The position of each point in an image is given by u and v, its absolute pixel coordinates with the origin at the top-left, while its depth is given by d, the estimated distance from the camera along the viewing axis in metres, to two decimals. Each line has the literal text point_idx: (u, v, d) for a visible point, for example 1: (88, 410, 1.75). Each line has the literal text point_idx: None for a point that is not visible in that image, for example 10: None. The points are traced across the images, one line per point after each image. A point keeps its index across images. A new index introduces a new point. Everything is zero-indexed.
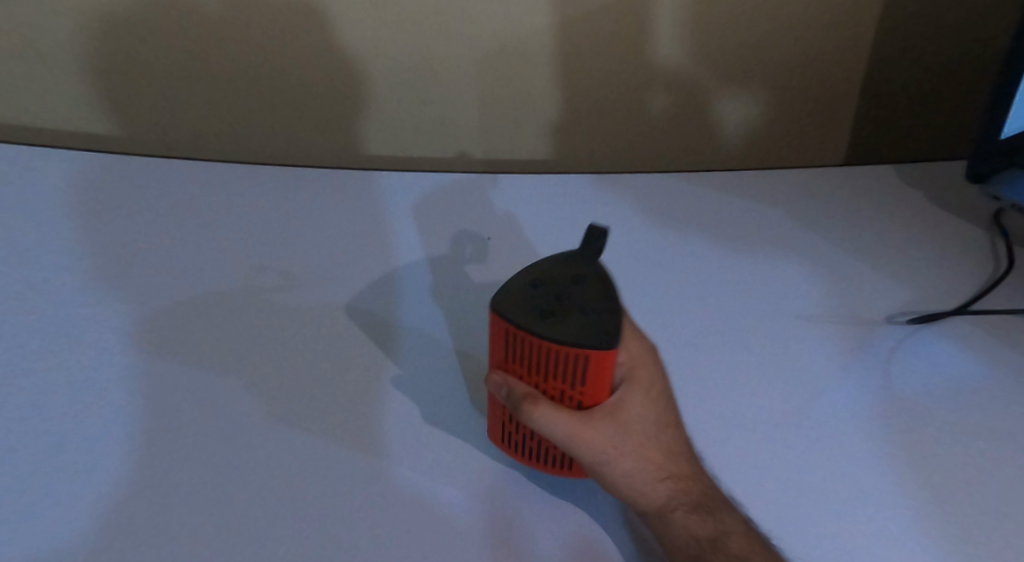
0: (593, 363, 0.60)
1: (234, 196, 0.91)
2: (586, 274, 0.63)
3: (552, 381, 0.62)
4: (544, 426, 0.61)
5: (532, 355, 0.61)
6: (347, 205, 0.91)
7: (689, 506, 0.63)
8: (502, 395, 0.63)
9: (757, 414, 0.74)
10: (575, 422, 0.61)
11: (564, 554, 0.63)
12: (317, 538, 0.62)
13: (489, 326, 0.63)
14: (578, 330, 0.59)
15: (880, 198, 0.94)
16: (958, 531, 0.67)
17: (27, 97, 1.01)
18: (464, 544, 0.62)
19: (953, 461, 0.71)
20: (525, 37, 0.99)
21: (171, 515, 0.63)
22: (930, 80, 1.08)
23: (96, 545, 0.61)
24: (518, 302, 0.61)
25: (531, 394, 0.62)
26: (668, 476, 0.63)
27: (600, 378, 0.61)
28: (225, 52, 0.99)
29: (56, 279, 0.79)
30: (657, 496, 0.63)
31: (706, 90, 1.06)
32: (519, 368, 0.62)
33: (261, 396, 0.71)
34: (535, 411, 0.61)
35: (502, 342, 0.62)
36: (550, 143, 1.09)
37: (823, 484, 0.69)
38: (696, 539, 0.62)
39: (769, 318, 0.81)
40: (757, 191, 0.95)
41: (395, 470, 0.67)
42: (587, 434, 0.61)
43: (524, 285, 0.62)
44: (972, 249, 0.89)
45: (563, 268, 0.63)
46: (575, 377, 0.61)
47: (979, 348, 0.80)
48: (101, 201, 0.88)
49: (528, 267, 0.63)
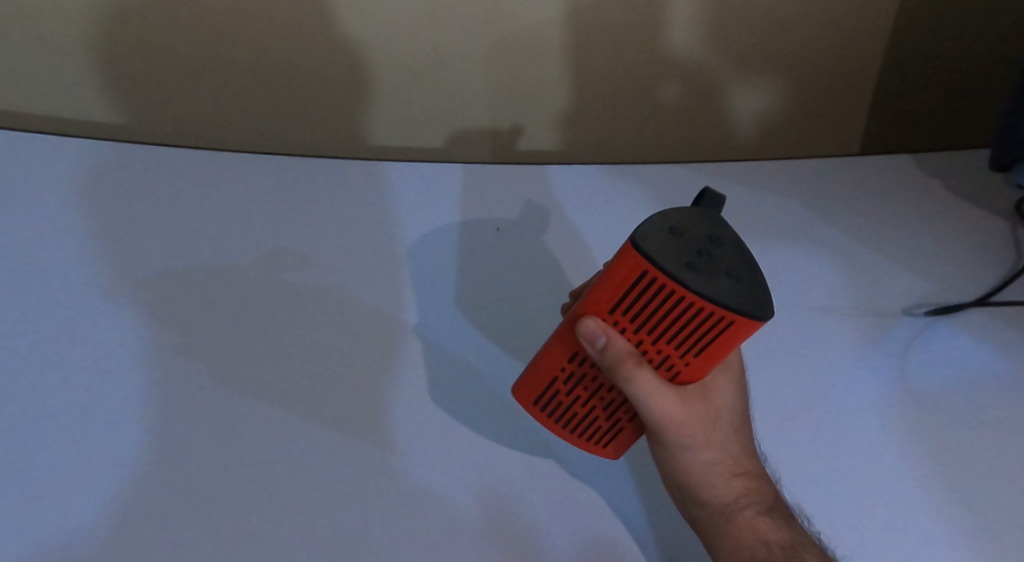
0: (729, 330, 0.59)
1: (237, 169, 0.87)
2: (724, 236, 0.60)
3: (664, 344, 0.62)
4: (643, 394, 0.62)
5: (662, 307, 0.60)
6: (354, 182, 0.88)
7: (759, 506, 0.66)
8: (596, 347, 0.62)
9: (773, 407, 0.73)
10: (673, 399, 0.63)
11: (569, 544, 0.66)
12: (328, 530, 0.65)
13: (619, 263, 0.60)
14: (728, 292, 0.58)
15: (898, 187, 0.92)
16: (970, 531, 0.67)
17: (35, 87, 1.01)
18: (470, 537, 0.66)
19: (970, 460, 0.70)
20: (534, 27, 0.98)
21: (184, 507, 0.64)
22: (952, 67, 1.05)
23: (112, 536, 0.63)
24: (661, 247, 0.59)
25: (636, 355, 0.61)
26: (743, 472, 0.67)
27: (718, 351, 0.61)
28: (234, 45, 0.99)
29: (51, 262, 0.76)
30: (730, 491, 0.66)
31: (719, 81, 1.05)
32: (627, 323, 0.62)
33: (270, 385, 0.71)
34: (638, 376, 0.61)
35: (626, 288, 0.60)
36: (560, 133, 1.09)
37: (837, 481, 0.69)
38: (765, 538, 0.65)
39: (785, 308, 0.80)
40: (775, 178, 0.93)
41: (403, 461, 0.69)
42: (681, 416, 0.64)
43: (665, 229, 0.59)
44: (993, 239, 0.87)
45: (704, 221, 0.60)
46: (693, 344, 0.61)
47: (999, 341, 0.78)
48: (95, 177, 0.83)
49: (660, 213, 0.60)
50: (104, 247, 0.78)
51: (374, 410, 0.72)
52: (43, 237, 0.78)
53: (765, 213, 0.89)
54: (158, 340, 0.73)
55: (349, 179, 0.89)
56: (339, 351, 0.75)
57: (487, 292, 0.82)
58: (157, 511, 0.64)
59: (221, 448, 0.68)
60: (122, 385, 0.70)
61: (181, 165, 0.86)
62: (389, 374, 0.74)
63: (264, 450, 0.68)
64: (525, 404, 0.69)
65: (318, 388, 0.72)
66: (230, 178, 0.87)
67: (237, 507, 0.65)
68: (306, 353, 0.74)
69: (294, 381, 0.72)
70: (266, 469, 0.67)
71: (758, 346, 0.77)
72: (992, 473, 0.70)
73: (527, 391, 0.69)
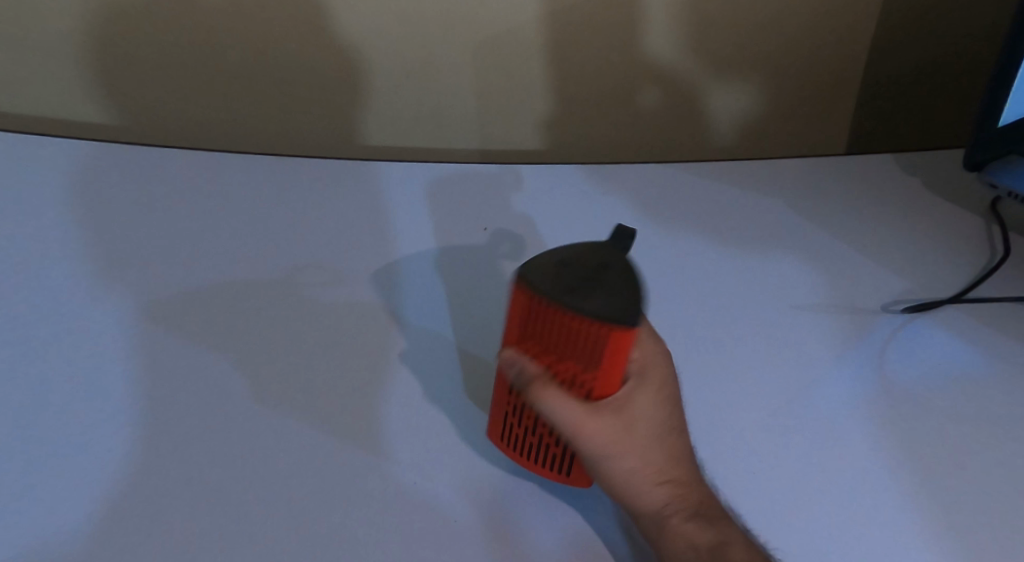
0: (611, 344, 0.56)
1: (232, 182, 0.90)
2: (620, 263, 0.58)
3: (565, 363, 0.58)
4: (551, 410, 0.58)
5: (549, 328, 0.57)
6: (344, 195, 0.90)
7: (687, 512, 0.60)
8: (511, 371, 0.60)
9: (751, 404, 0.72)
10: (581, 414, 0.58)
11: (560, 550, 0.62)
12: (306, 540, 0.61)
13: (512, 296, 0.59)
14: (603, 305, 0.55)
15: (876, 190, 0.94)
16: (952, 531, 0.64)
17: (26, 89, 1.02)
18: (453, 542, 0.62)
19: (956, 450, 0.69)
20: (515, 28, 0.99)
21: (160, 508, 0.62)
22: (927, 69, 1.07)
23: (82, 542, 0.60)
24: (542, 274, 0.57)
25: (543, 377, 0.58)
26: (667, 480, 0.61)
27: (619, 362, 0.57)
28: (221, 46, 1.00)
29: (50, 269, 0.78)
30: (655, 499, 0.60)
31: (699, 83, 1.06)
32: (534, 345, 0.59)
33: (251, 387, 0.70)
34: (545, 394, 0.58)
35: (523, 316, 0.58)
36: (545, 134, 1.09)
37: (816, 476, 0.67)
38: (695, 546, 0.59)
39: (767, 308, 0.80)
40: (753, 182, 0.96)
41: (388, 463, 0.66)
42: (589, 427, 0.58)
43: (555, 258, 0.58)
44: (966, 237, 0.88)
45: (599, 251, 0.58)
46: (589, 359, 0.57)
47: (979, 337, 0.78)
48: (97, 191, 0.87)
49: (556, 248, 0.59)
50: (97, 258, 0.80)
51: (365, 406, 0.70)
52: (40, 250, 0.80)
53: (742, 218, 0.90)
54: (149, 343, 0.73)
55: (342, 191, 0.90)
56: (328, 350, 0.74)
57: (475, 291, 0.81)
58: (140, 512, 0.62)
59: (203, 446, 0.66)
60: (113, 386, 0.69)
61: (181, 180, 0.90)
62: (383, 371, 0.72)
63: (251, 449, 0.66)
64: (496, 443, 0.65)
65: (308, 388, 0.70)
66: (227, 186, 0.90)
67: (214, 507, 0.62)
68: (293, 353, 0.73)
69: (284, 381, 0.71)
70: (257, 469, 0.65)
71: (738, 344, 0.77)
72: (981, 463, 0.68)
73: (495, 429, 0.65)
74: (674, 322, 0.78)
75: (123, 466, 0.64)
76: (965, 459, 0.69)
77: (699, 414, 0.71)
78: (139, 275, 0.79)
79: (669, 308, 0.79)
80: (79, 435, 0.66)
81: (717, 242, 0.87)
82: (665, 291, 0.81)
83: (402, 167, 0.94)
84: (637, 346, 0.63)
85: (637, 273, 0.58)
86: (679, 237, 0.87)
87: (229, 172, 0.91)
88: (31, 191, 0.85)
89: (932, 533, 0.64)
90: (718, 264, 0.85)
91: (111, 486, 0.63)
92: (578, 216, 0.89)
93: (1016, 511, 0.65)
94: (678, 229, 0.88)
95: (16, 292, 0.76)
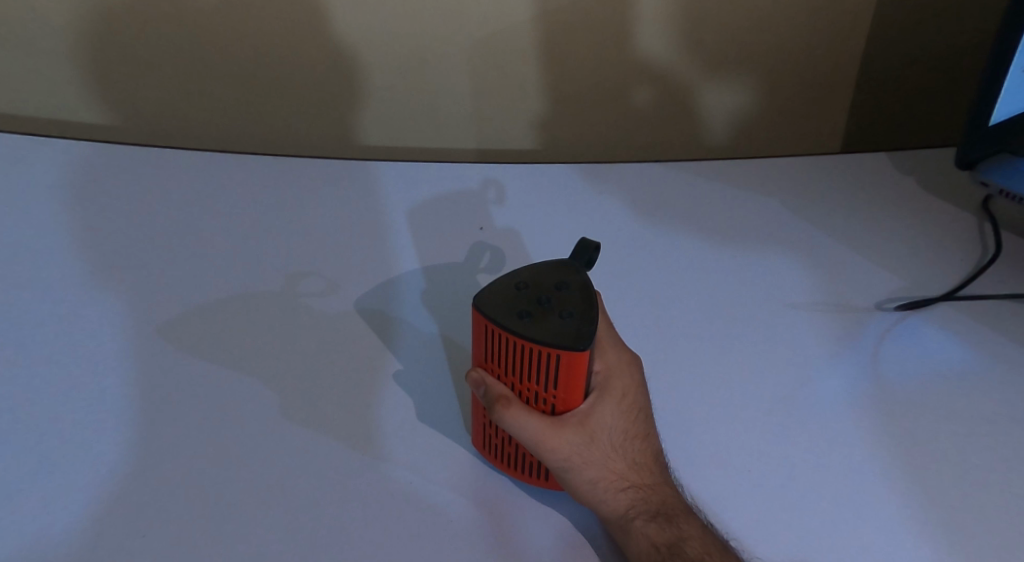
0: (566, 364, 0.58)
1: (229, 185, 0.91)
2: (570, 283, 0.62)
3: (526, 383, 0.60)
4: (515, 428, 0.60)
5: (508, 353, 0.60)
6: (340, 198, 0.91)
7: (648, 514, 0.60)
8: (478, 393, 0.62)
9: (744, 401, 0.72)
10: (544, 427, 0.60)
11: (554, 548, 0.61)
12: (300, 540, 0.60)
13: (473, 324, 0.62)
14: (554, 329, 0.58)
15: (869, 190, 0.95)
16: (953, 531, 0.63)
17: (25, 91, 1.03)
18: (447, 540, 0.61)
19: (953, 450, 0.69)
20: (510, 27, 0.99)
21: (155, 506, 0.62)
22: (919, 68, 1.08)
23: (77, 540, 0.59)
24: (500, 303, 0.60)
25: (505, 396, 0.60)
26: (629, 485, 0.61)
27: (577, 379, 0.59)
28: (215, 46, 1.00)
29: (48, 272, 0.78)
30: (618, 502, 0.61)
31: (693, 83, 1.06)
32: (498, 368, 0.61)
33: (246, 387, 0.70)
34: (507, 412, 0.60)
35: (483, 340, 0.61)
36: (539, 134, 1.10)
37: (812, 474, 0.67)
38: (656, 547, 0.59)
39: (760, 307, 0.80)
40: (746, 182, 0.96)
41: (381, 463, 0.65)
42: (552, 440, 0.60)
43: (507, 285, 0.62)
44: (959, 236, 0.89)
45: (551, 272, 0.62)
46: (548, 380, 0.59)
47: (972, 335, 0.78)
48: (95, 195, 0.87)
49: (514, 272, 0.63)
50: (95, 260, 0.80)
51: (361, 404, 0.69)
52: (42, 254, 0.80)
53: (735, 218, 0.91)
54: (146, 344, 0.73)
55: (339, 194, 0.91)
56: (323, 348, 0.74)
57: (469, 291, 0.81)
58: (134, 512, 0.61)
59: (200, 444, 0.65)
60: (110, 386, 0.69)
61: (177, 183, 0.90)
62: (379, 370, 0.72)
63: (250, 449, 0.66)
64: (481, 452, 0.66)
65: (301, 389, 0.70)
66: (223, 190, 0.90)
67: (209, 506, 0.62)
68: (288, 353, 0.73)
69: (280, 380, 0.71)
70: (255, 467, 0.64)
71: (733, 342, 0.77)
72: (977, 464, 0.68)
73: (478, 438, 0.66)
74: (670, 320, 0.79)
75: (120, 459, 0.64)
76: (964, 457, 0.68)
77: (692, 416, 0.71)
78: (139, 278, 0.79)
79: (664, 308, 0.80)
80: (75, 435, 0.65)
81: (711, 241, 0.88)
82: (660, 291, 0.82)
83: (398, 169, 0.95)
84: (600, 356, 0.65)
85: (594, 290, 0.62)
86: (673, 239, 0.88)
87: (224, 176, 0.92)
88: (30, 195, 0.86)
89: (934, 530, 0.64)
90: (712, 264, 0.85)
91: (110, 483, 0.63)
92: (573, 217, 0.90)
93: (1014, 512, 0.65)
94: (672, 229, 0.89)
95: (14, 294, 0.76)
